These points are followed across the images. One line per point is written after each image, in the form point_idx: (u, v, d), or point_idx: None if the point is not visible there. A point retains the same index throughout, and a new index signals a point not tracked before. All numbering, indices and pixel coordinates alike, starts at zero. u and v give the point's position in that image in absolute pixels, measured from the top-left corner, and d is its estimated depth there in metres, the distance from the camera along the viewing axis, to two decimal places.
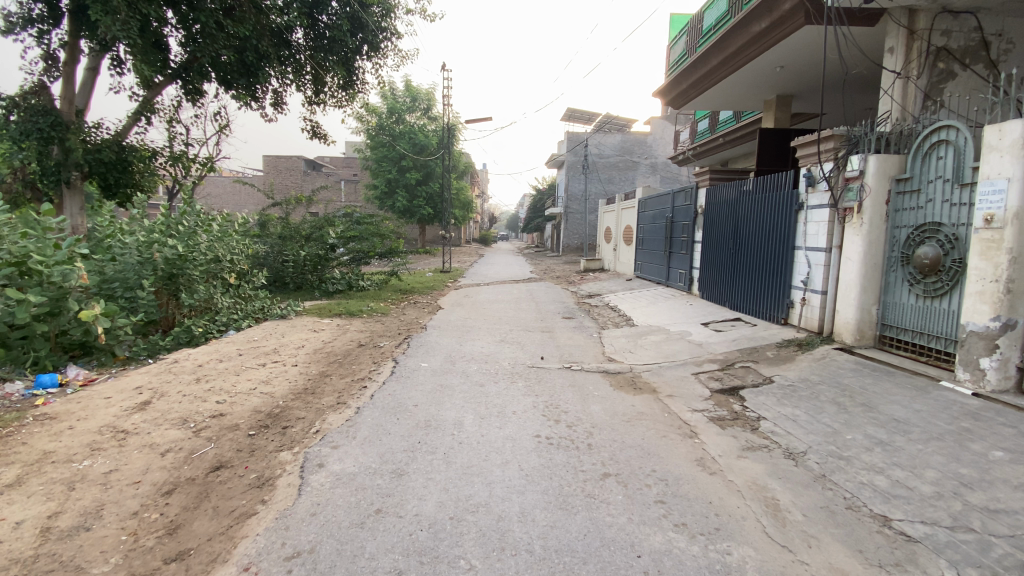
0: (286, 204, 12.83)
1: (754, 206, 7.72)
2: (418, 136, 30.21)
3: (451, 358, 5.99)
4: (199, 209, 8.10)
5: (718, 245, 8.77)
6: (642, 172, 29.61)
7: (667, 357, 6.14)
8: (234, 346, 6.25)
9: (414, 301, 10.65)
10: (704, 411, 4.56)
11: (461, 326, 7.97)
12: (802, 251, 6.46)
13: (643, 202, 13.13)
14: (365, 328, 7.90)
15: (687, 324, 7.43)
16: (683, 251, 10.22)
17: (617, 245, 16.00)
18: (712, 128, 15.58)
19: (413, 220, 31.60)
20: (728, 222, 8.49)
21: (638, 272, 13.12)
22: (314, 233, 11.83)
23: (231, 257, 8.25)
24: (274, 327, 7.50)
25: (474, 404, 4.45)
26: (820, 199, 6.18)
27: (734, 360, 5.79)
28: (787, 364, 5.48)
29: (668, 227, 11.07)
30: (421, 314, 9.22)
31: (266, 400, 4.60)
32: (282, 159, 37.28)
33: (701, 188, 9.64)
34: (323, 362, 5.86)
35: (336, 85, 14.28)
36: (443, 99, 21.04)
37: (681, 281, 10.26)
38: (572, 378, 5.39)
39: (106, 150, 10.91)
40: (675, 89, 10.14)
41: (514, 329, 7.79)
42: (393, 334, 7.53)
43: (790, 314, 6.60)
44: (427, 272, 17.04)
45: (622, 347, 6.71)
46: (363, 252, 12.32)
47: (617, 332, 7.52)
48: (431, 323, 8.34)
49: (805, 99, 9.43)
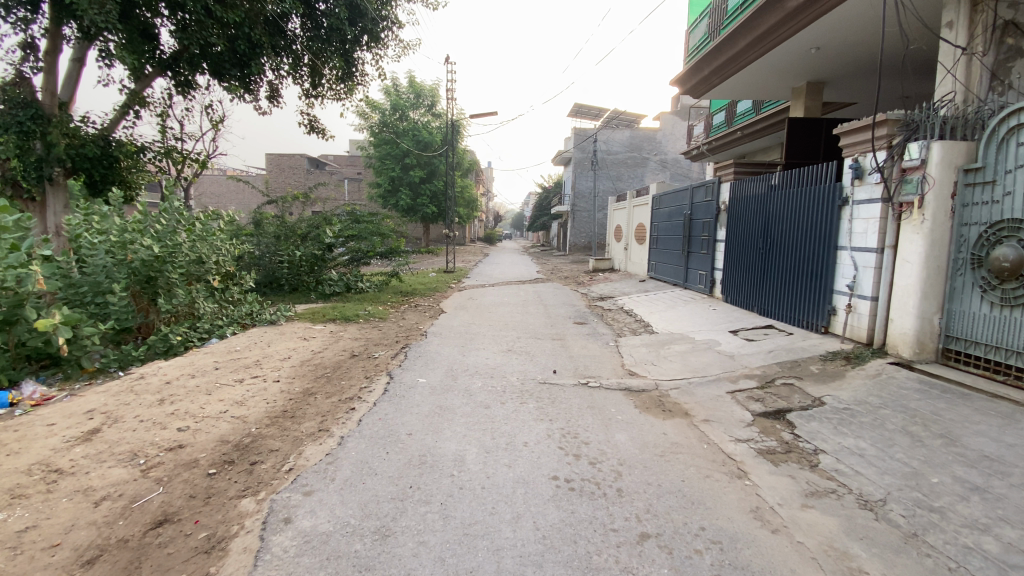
0: (282, 202, 12.19)
1: (787, 201, 7.04)
2: (421, 133, 29.54)
3: (453, 372, 5.31)
4: (182, 207, 7.46)
5: (744, 245, 8.09)
6: (651, 168, 28.88)
7: (696, 371, 5.45)
8: (212, 358, 5.60)
9: (415, 304, 9.98)
10: (749, 441, 3.88)
11: (464, 334, 7.30)
12: (846, 252, 5.76)
13: (658, 199, 12.42)
14: (360, 335, 7.22)
15: (714, 332, 6.74)
16: (703, 251, 9.53)
17: (628, 244, 15.30)
18: (729, 121, 14.84)
19: (417, 218, 30.98)
20: (756, 220, 7.80)
21: (652, 273, 12.43)
22: (310, 232, 11.17)
23: (216, 258, 7.61)
24: (260, 335, 6.85)
25: (479, 432, 3.78)
26: (869, 192, 5.48)
27: (774, 376, 5.10)
28: (837, 381, 4.79)
29: (686, 225, 10.37)
30: (422, 318, 8.54)
31: (235, 426, 3.94)
32: (284, 157, 36.78)
33: (723, 183, 8.94)
34: (309, 377, 5.20)
35: (334, 78, 13.63)
36: (447, 94, 20.37)
37: (701, 283, 9.57)
38: (591, 397, 4.72)
39: (90, 145, 10.30)
40: (694, 77, 9.42)
41: (522, 337, 7.13)
42: (391, 342, 6.86)
43: (833, 322, 5.90)
44: (431, 273, 16.36)
45: (643, 359, 6.04)
46: (362, 252, 11.69)
47: (635, 341, 6.83)
48: (433, 329, 7.65)
49: (838, 85, 8.74)
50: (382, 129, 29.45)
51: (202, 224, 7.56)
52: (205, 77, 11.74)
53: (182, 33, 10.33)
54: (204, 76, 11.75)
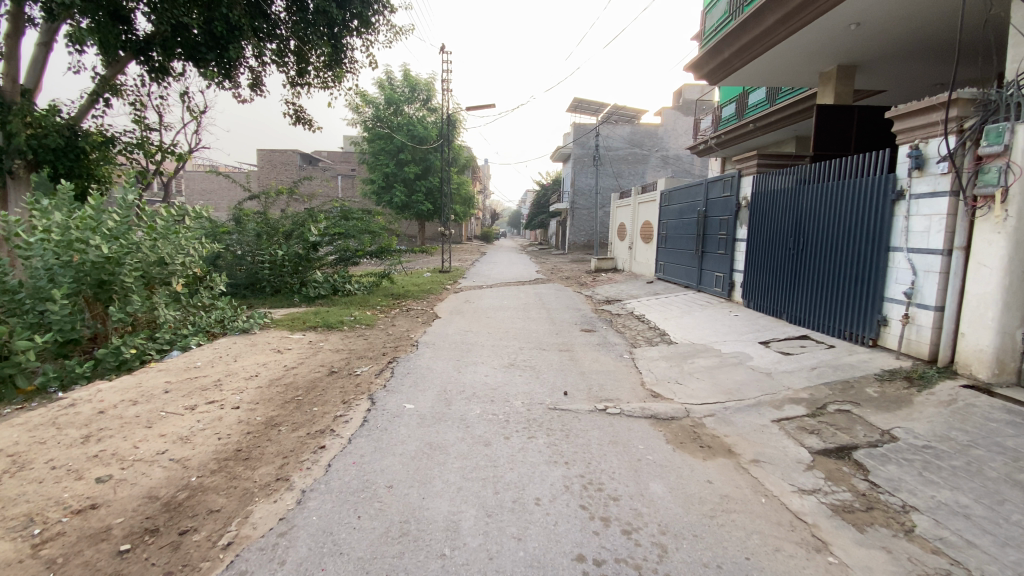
0: (265, 197, 11.38)
1: (824, 196, 6.28)
2: (417, 128, 28.70)
3: (446, 394, 4.51)
4: (144, 201, 6.65)
5: (771, 245, 7.35)
6: (652, 164, 28.11)
7: (731, 393, 4.67)
8: (165, 378, 4.79)
9: (406, 309, 9.17)
10: (817, 492, 3.10)
11: (460, 344, 6.49)
12: (901, 253, 5.00)
13: (668, 195, 11.63)
14: (342, 346, 6.40)
15: (742, 343, 5.97)
16: (720, 251, 8.76)
17: (633, 243, 14.53)
18: (741, 114, 14.05)
19: (411, 216, 30.02)
20: (785, 218, 7.07)
21: (661, 274, 11.66)
22: (293, 230, 10.35)
23: (182, 259, 6.76)
24: (227, 347, 6.01)
25: (477, 484, 2.99)
26: (932, 185, 4.70)
27: (825, 402, 4.32)
28: (905, 409, 4.02)
29: (700, 223, 9.60)
30: (414, 325, 7.73)
31: (170, 475, 3.14)
32: (276, 153, 35.84)
33: (744, 177, 8.16)
34: (276, 402, 4.38)
35: (322, 67, 12.73)
36: (443, 86, 19.55)
37: (717, 285, 8.80)
38: (611, 428, 3.93)
39: (54, 135, 9.41)
40: (712, 61, 8.59)
41: (525, 347, 6.33)
42: (376, 354, 6.04)
43: (884, 334, 5.15)
44: (426, 273, 15.55)
45: (666, 376, 5.25)
46: (351, 251, 10.85)
47: (653, 353, 6.05)
48: (425, 338, 6.84)
49: (872, 68, 7.96)
50: (376, 124, 28.59)
51: (167, 220, 6.74)
52: (181, 62, 10.88)
53: (154, 13, 9.46)
54: (181, 62, 10.88)
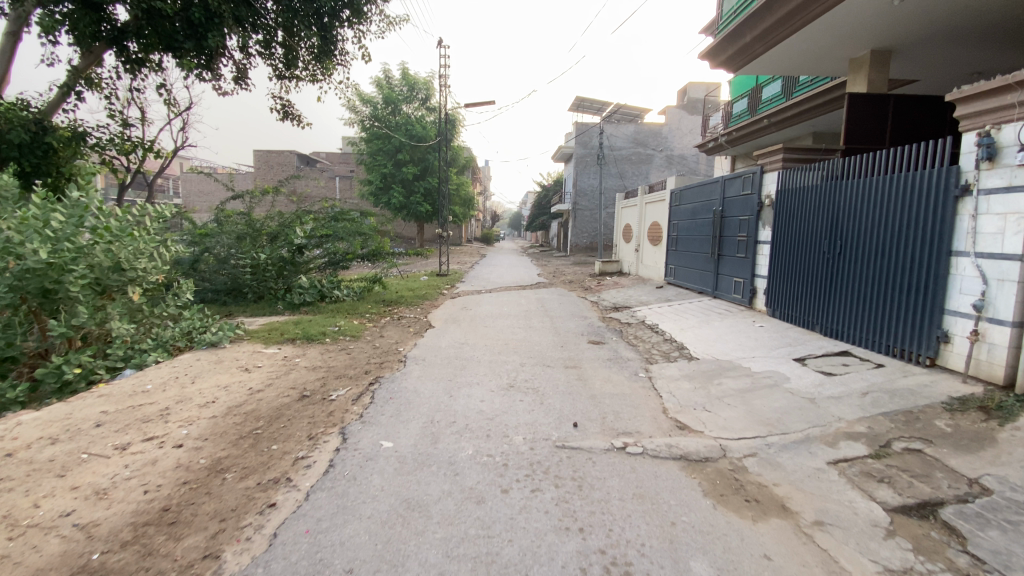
0: (250, 196, 10.68)
1: (865, 192, 5.54)
2: (414, 127, 28.09)
3: (434, 426, 3.79)
4: (100, 200, 5.86)
5: (801, 249, 6.62)
6: (656, 164, 27.40)
7: (772, 426, 3.94)
8: (102, 407, 4.07)
9: (398, 317, 8.44)
10: (909, 573, 2.37)
11: (454, 359, 5.76)
12: (967, 259, 4.27)
13: (678, 194, 10.92)
14: (321, 362, 5.67)
15: (774, 361, 5.25)
16: (739, 254, 8.02)
17: (640, 245, 13.81)
18: (753, 109, 13.34)
19: (410, 217, 29.31)
20: (817, 219, 6.35)
21: (671, 278, 10.95)
22: (278, 231, 9.63)
23: (144, 264, 5.97)
24: (188, 366, 5.28)
25: (465, 567, 2.26)
26: (1007, 178, 3.98)
27: (889, 439, 3.59)
28: (991, 450, 3.29)
29: (716, 223, 8.88)
30: (405, 337, 7.00)
31: (66, 552, 2.42)
32: (273, 153, 35.19)
33: (767, 174, 7.43)
34: (228, 438, 3.66)
35: (312, 59, 11.94)
36: (440, 83, 18.86)
37: (736, 292, 8.07)
38: (634, 474, 3.19)
39: (18, 130, 8.68)
40: (730, 46, 7.85)
41: (527, 363, 5.62)
42: (358, 372, 5.31)
43: (945, 352, 4.43)
44: (423, 277, 14.86)
45: (690, 402, 4.52)
46: (341, 254, 10.11)
47: (671, 371, 5.34)
48: (415, 351, 6.12)
49: (909, 53, 7.24)
50: (373, 124, 27.93)
51: (125, 220, 5.94)
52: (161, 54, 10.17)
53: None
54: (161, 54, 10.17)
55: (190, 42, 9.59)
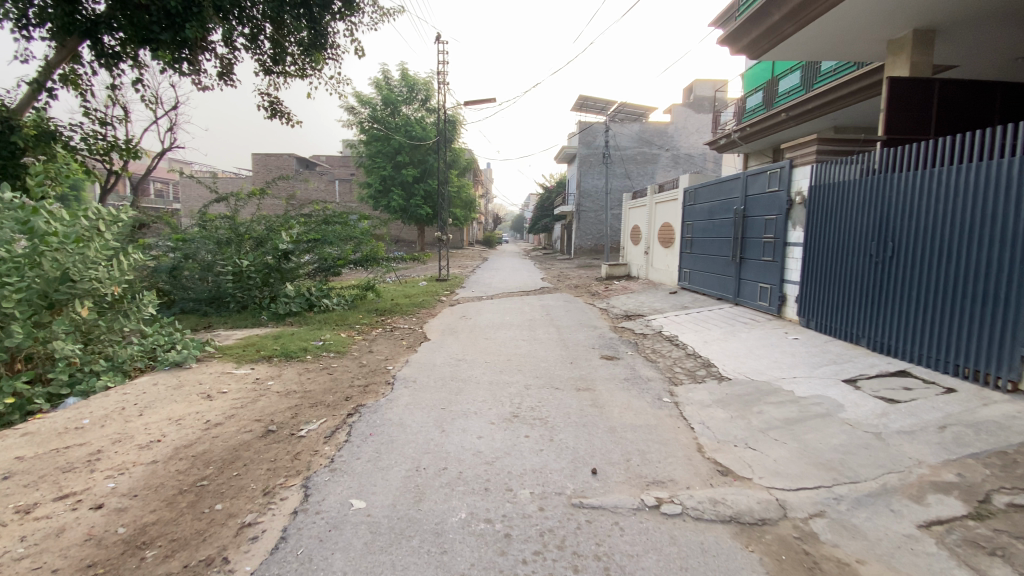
0: (234, 199, 10.00)
1: (922, 188, 4.81)
2: (414, 129, 27.47)
3: (420, 475, 3.06)
4: (47, 203, 5.18)
5: (840, 252, 5.85)
6: (663, 164, 26.70)
7: (835, 471, 3.20)
8: (21, 450, 3.41)
9: (391, 328, 7.73)
10: None
11: (449, 379, 5.05)
12: None
13: (694, 193, 10.19)
14: (298, 385, 4.96)
15: (821, 384, 4.51)
16: (765, 257, 7.28)
17: (650, 247, 13.08)
18: (769, 103, 12.59)
19: (410, 220, 28.65)
20: (860, 218, 5.59)
21: (686, 283, 10.21)
22: (262, 236, 8.95)
23: (99, 275, 5.27)
24: (141, 392, 4.58)
25: None
26: None
27: (989, 493, 2.84)
28: None
29: (737, 224, 8.14)
30: (397, 352, 6.29)
31: None
32: (272, 157, 34.59)
33: (798, 169, 6.70)
34: (162, 495, 2.95)
35: (302, 54, 11.11)
36: (439, 81, 18.17)
37: (762, 299, 7.33)
38: (674, 548, 2.45)
39: None
40: (755, 27, 7.13)
41: (533, 385, 4.90)
42: (337, 397, 4.59)
43: None
44: (422, 283, 14.18)
45: (729, 437, 3.79)
46: (331, 259, 9.43)
47: (700, 395, 4.61)
48: (406, 370, 5.42)
49: (956, 33, 6.49)
50: (372, 125, 27.34)
51: (76, 225, 5.22)
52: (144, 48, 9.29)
53: None
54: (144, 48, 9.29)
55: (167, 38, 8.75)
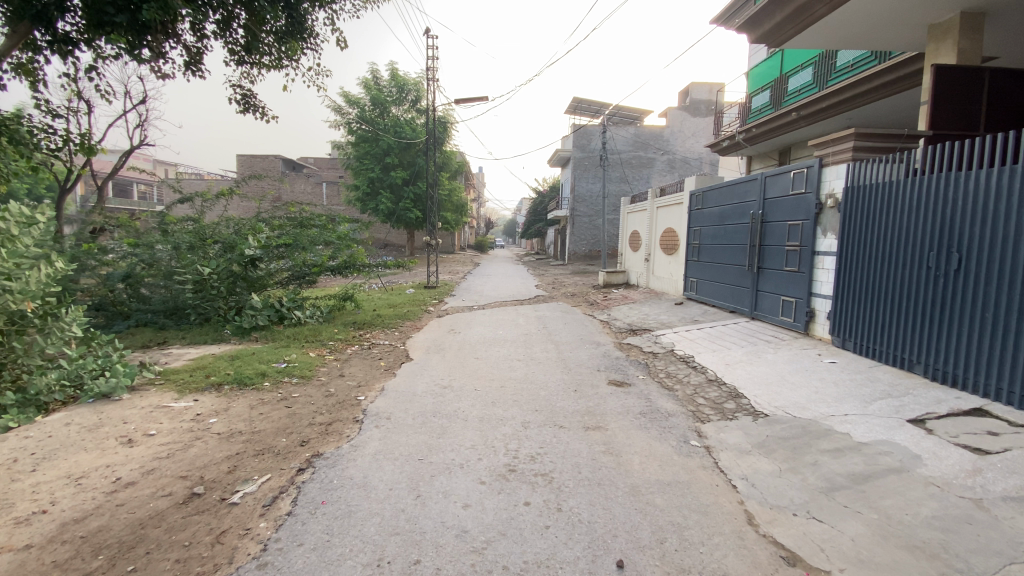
0: (200, 200, 9.07)
1: (991, 190, 4.03)
2: (404, 130, 26.58)
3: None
4: None
5: (885, 263, 5.04)
6: (658, 168, 26.09)
7: (940, 561, 2.39)
8: None
9: (369, 346, 6.84)
10: None
11: (430, 414, 4.21)
12: None
13: (701, 196, 9.42)
14: (247, 423, 4.09)
15: (883, 427, 3.72)
16: (788, 267, 6.51)
17: (651, 254, 12.32)
18: (776, 102, 11.89)
19: (398, 224, 27.70)
20: (911, 223, 4.79)
21: (693, 293, 9.45)
22: (228, 239, 8.05)
23: (10, 290, 4.34)
24: (43, 436, 3.68)
25: None
26: None
27: None
28: None
29: (754, 229, 7.37)
30: (373, 376, 5.43)
31: None
32: (257, 158, 33.54)
33: (829, 168, 5.92)
34: None
35: (275, 38, 9.90)
36: (429, 80, 17.33)
37: (785, 314, 6.56)
38: None
39: None
40: (780, 9, 6.37)
41: (532, 423, 4.07)
42: (291, 442, 3.72)
43: None
44: (408, 290, 13.31)
45: (783, 502, 2.98)
46: (307, 266, 8.53)
47: (735, 439, 3.80)
48: (380, 401, 4.55)
49: (1007, 17, 5.79)
50: (360, 125, 26.49)
51: None
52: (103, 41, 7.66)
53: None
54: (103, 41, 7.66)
55: (127, 32, 7.47)
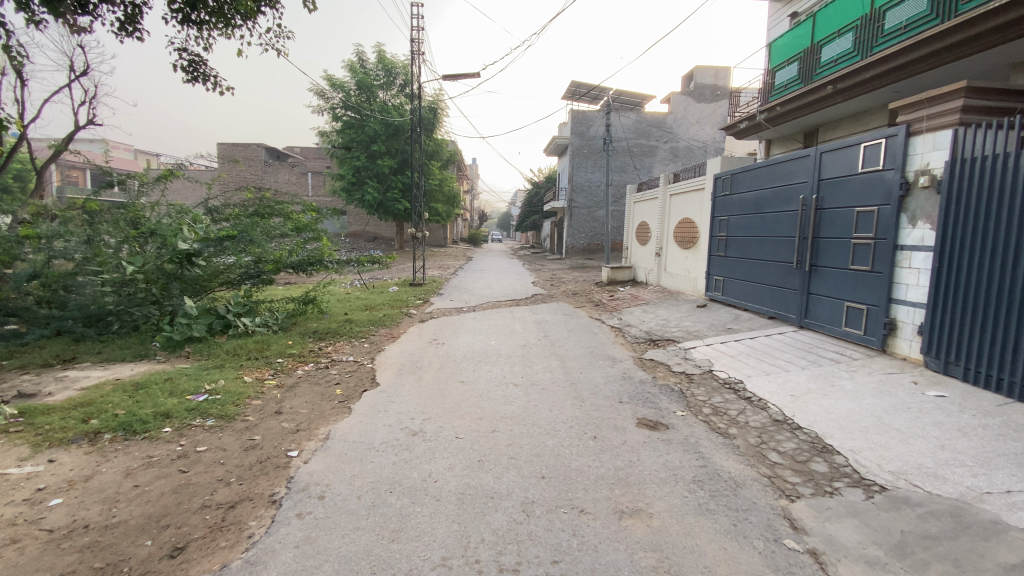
0: (135, 183, 7.59)
1: None
2: (392, 115, 24.97)
3: None
4: None
5: (1007, 260, 3.68)
6: (660, 157, 24.75)
7: None
8: None
9: (326, 365, 5.45)
10: None
11: (385, 488, 2.83)
12: None
13: (729, 180, 8.05)
14: (108, 505, 2.71)
15: None
16: (855, 265, 5.17)
17: (663, 248, 10.98)
18: (804, 76, 10.50)
19: (387, 216, 26.35)
20: (994, 202, 3.81)
21: (719, 295, 8.11)
22: (159, 230, 6.63)
23: None
24: None
25: None
26: None
27: None
28: None
29: (806, 218, 6.02)
30: (320, 412, 4.05)
31: None
32: (238, 147, 31.84)
33: (921, 138, 4.54)
34: None
35: None
36: (415, 56, 15.80)
37: (851, 324, 5.24)
38: None
39: None
40: None
41: (537, 504, 2.69)
42: (156, 547, 2.37)
43: None
44: (391, 289, 11.94)
45: None
46: (261, 263, 7.10)
47: (855, 539, 2.44)
48: (317, 461, 3.19)
49: None
50: (346, 111, 24.90)
51: None
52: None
53: None
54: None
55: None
